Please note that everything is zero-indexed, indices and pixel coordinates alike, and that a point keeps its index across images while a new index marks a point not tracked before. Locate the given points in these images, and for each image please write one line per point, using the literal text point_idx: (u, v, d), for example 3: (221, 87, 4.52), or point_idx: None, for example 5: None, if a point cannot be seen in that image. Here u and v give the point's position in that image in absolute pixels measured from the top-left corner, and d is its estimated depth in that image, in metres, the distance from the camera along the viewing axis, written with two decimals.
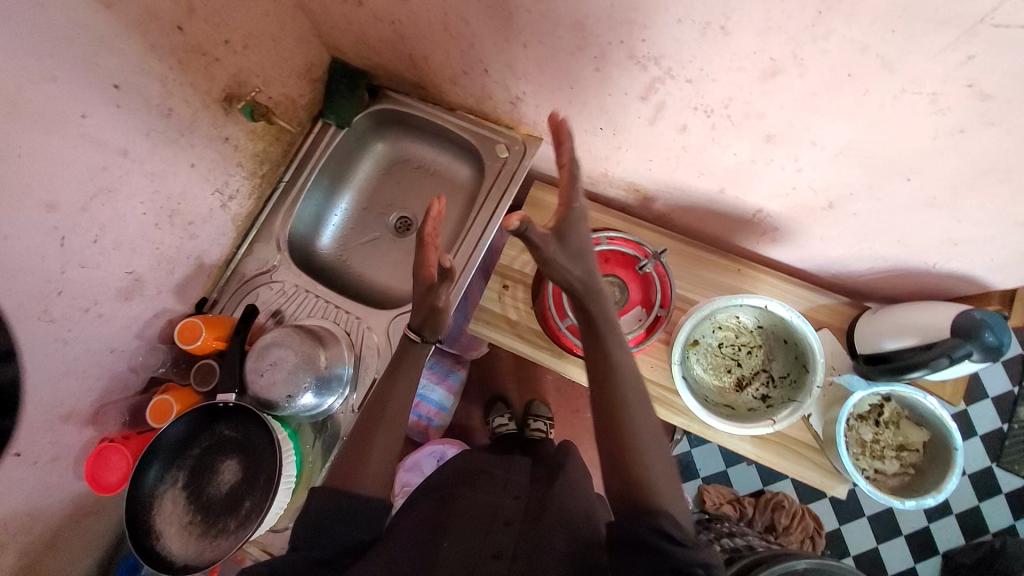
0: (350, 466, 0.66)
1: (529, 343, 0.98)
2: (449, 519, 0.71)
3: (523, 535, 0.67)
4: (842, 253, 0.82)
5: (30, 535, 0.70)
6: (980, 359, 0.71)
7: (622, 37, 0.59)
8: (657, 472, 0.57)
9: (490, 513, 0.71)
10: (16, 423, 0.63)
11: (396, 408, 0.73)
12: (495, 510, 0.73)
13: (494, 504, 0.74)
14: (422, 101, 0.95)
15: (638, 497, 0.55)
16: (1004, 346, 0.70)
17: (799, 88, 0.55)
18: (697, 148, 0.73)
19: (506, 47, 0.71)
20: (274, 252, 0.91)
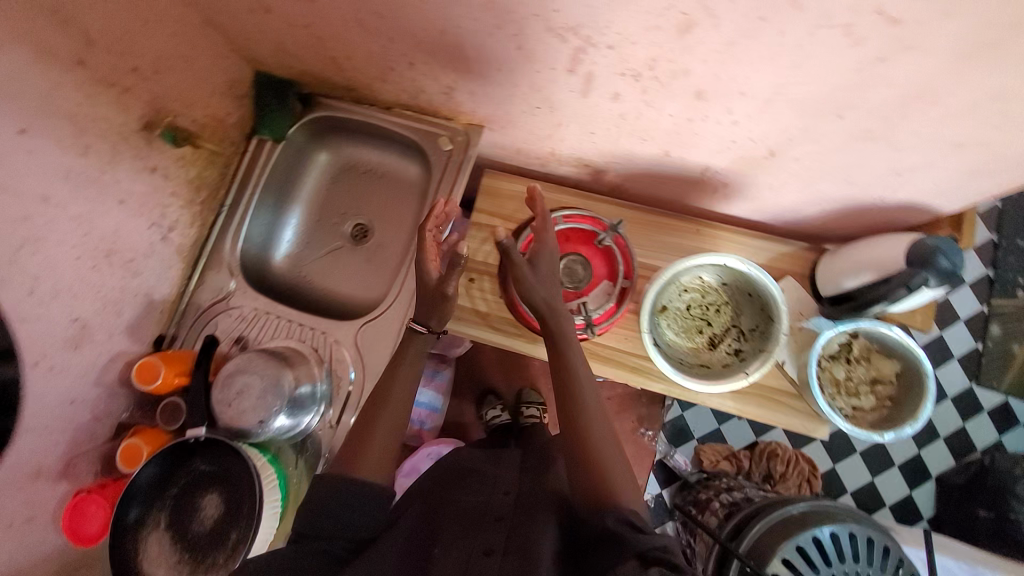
0: (350, 460, 0.71)
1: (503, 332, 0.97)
2: (443, 518, 0.70)
3: (515, 519, 0.67)
4: (793, 199, 0.82)
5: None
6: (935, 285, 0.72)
7: (535, 9, 0.58)
8: (612, 467, 0.68)
9: (480, 512, 0.70)
10: None
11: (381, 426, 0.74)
12: (485, 503, 0.73)
13: (484, 502, 0.72)
14: (356, 104, 0.93)
15: (601, 497, 0.64)
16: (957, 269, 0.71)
17: (714, 39, 0.54)
18: (634, 115, 0.72)
19: (426, 38, 0.69)
20: (227, 277, 0.88)
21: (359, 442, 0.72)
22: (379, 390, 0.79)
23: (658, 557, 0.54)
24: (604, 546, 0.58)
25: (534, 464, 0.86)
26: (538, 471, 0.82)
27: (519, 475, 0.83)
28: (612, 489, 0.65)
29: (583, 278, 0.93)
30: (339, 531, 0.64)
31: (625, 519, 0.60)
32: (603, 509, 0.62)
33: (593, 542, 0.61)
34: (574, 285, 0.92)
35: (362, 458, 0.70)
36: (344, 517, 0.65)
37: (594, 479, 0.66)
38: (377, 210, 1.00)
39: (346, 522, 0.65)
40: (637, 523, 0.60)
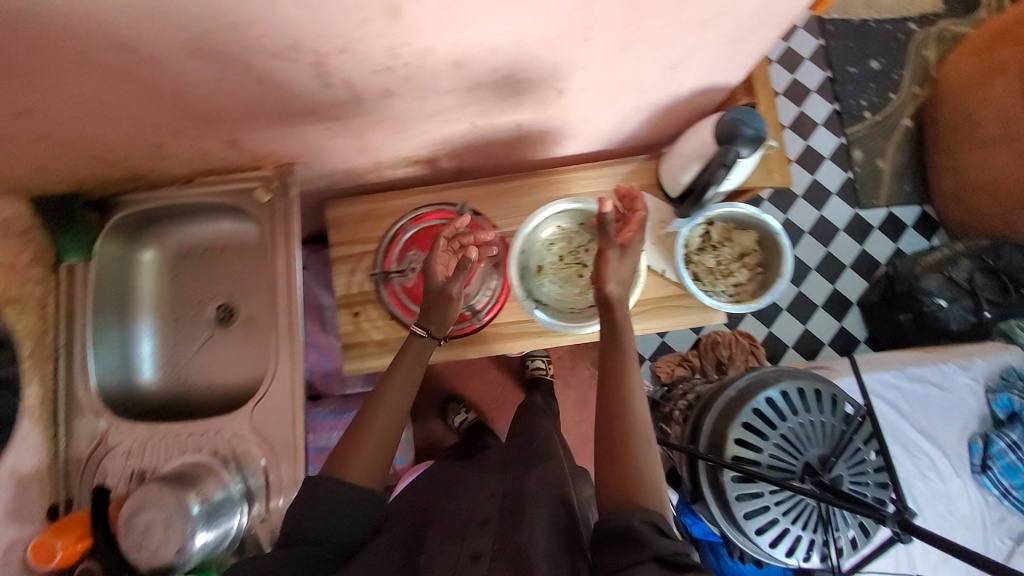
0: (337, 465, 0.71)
1: None
2: (429, 521, 0.71)
3: (505, 520, 0.68)
4: (607, 121, 0.83)
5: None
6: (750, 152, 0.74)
7: (245, 40, 0.54)
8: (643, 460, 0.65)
9: (466, 516, 0.71)
10: None
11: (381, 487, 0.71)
12: (468, 511, 0.73)
13: (472, 505, 0.73)
14: (156, 188, 0.85)
15: (628, 494, 0.61)
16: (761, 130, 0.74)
17: (426, 10, 0.52)
18: (417, 102, 0.70)
19: (171, 106, 0.64)
20: (96, 418, 0.82)
21: (343, 451, 0.71)
22: (379, 410, 0.75)
23: (678, 563, 0.54)
24: (623, 544, 0.56)
25: (524, 461, 0.85)
26: (528, 469, 0.81)
27: (505, 473, 0.82)
28: (639, 481, 0.62)
29: None
30: (324, 538, 0.66)
31: (652, 521, 0.58)
32: (625, 506, 0.60)
33: (601, 538, 0.60)
34: None
35: (349, 465, 0.70)
36: (328, 527, 0.66)
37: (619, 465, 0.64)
38: (233, 284, 0.94)
39: (332, 530, 0.66)
40: (664, 527, 0.58)
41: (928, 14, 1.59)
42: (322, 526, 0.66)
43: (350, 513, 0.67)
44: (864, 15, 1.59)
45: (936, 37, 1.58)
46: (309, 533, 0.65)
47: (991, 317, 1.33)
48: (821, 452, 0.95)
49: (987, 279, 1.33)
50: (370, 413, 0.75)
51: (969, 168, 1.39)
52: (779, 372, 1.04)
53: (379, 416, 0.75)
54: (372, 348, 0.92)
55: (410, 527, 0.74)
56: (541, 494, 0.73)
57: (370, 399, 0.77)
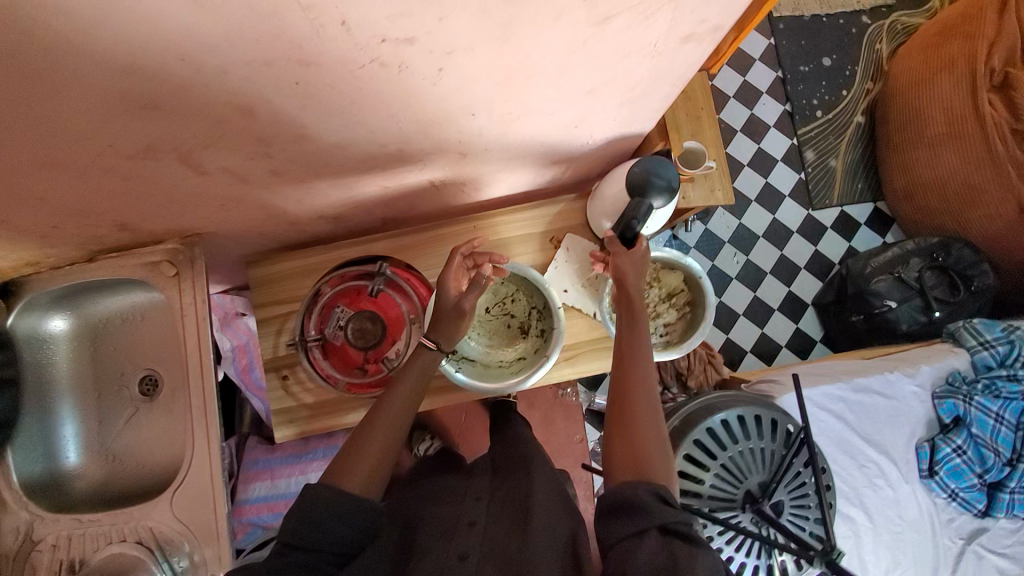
0: (341, 462, 0.67)
1: (337, 413, 0.90)
2: (416, 535, 0.72)
3: (500, 534, 0.69)
4: (523, 167, 0.80)
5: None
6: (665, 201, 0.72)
7: (88, 148, 0.50)
8: (653, 436, 0.62)
9: (454, 521, 0.73)
10: None
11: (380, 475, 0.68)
12: (456, 520, 0.73)
13: (457, 512, 0.75)
14: (58, 268, 0.81)
15: (637, 468, 0.59)
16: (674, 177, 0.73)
17: (281, 108, 0.49)
18: (309, 177, 0.67)
19: (39, 205, 0.60)
20: (19, 512, 0.80)
21: (343, 454, 0.68)
22: (386, 420, 0.71)
23: (681, 532, 0.54)
24: (629, 515, 0.55)
25: (514, 469, 0.84)
26: (517, 477, 0.81)
27: (494, 483, 0.82)
28: (653, 457, 0.60)
29: (378, 330, 0.89)
30: (325, 546, 0.61)
31: (660, 493, 0.56)
32: (637, 477, 0.58)
33: (608, 516, 0.57)
34: (371, 341, 0.89)
35: (348, 473, 0.66)
36: (333, 532, 0.61)
37: (632, 444, 0.61)
38: (154, 355, 0.90)
39: (332, 536, 0.61)
40: (667, 496, 0.56)
41: (880, 5, 1.55)
42: (324, 531, 0.61)
43: (352, 519, 0.63)
44: (815, 10, 1.55)
45: (888, 29, 1.54)
46: (310, 539, 0.61)
47: (942, 316, 1.31)
48: (761, 478, 0.96)
49: (938, 278, 1.31)
50: (372, 424, 0.71)
51: (919, 166, 1.35)
52: (736, 396, 1.05)
53: (390, 425, 0.71)
54: (303, 411, 0.90)
55: (399, 538, 0.73)
56: (533, 506, 0.72)
57: (375, 408, 0.73)
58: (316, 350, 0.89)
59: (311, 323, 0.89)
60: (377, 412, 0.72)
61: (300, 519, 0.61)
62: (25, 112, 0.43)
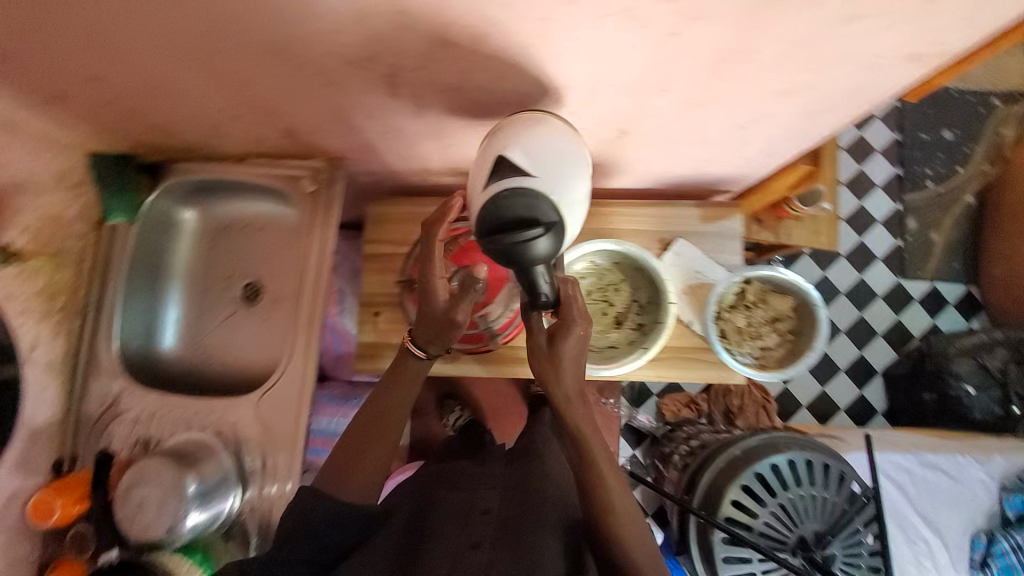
0: (344, 465, 0.72)
1: None
2: (430, 513, 0.70)
3: (509, 523, 0.69)
4: (665, 165, 0.80)
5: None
6: (556, 242, 0.57)
7: (321, 41, 0.53)
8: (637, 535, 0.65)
9: (468, 507, 0.71)
10: None
11: (371, 473, 0.72)
12: (473, 504, 0.72)
13: (472, 499, 0.73)
14: (208, 161, 0.86)
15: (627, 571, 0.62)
16: (538, 211, 0.55)
17: (510, 43, 0.51)
18: (478, 123, 0.69)
19: (236, 91, 0.64)
20: (111, 381, 0.82)
21: (342, 459, 0.72)
22: (388, 421, 0.75)
23: None
24: None
25: (523, 465, 0.82)
26: (524, 475, 0.80)
27: (508, 475, 0.80)
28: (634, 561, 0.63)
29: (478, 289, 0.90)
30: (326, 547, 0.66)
31: None
32: None
33: None
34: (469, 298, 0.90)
35: (350, 479, 0.71)
36: (329, 536, 0.66)
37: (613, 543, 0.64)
38: (263, 264, 0.93)
39: (328, 543, 0.66)
40: None
41: (1015, 91, 1.53)
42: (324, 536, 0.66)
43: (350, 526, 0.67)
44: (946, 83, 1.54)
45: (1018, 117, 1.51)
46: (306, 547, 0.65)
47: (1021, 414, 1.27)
48: (816, 527, 0.93)
49: None
50: (370, 429, 0.74)
51: None
52: (791, 439, 1.01)
53: (388, 430, 0.75)
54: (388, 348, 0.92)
55: (414, 511, 0.73)
56: (537, 508, 0.72)
57: (372, 403, 0.76)
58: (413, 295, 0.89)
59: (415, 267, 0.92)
60: (382, 410, 0.76)
61: (295, 526, 0.65)
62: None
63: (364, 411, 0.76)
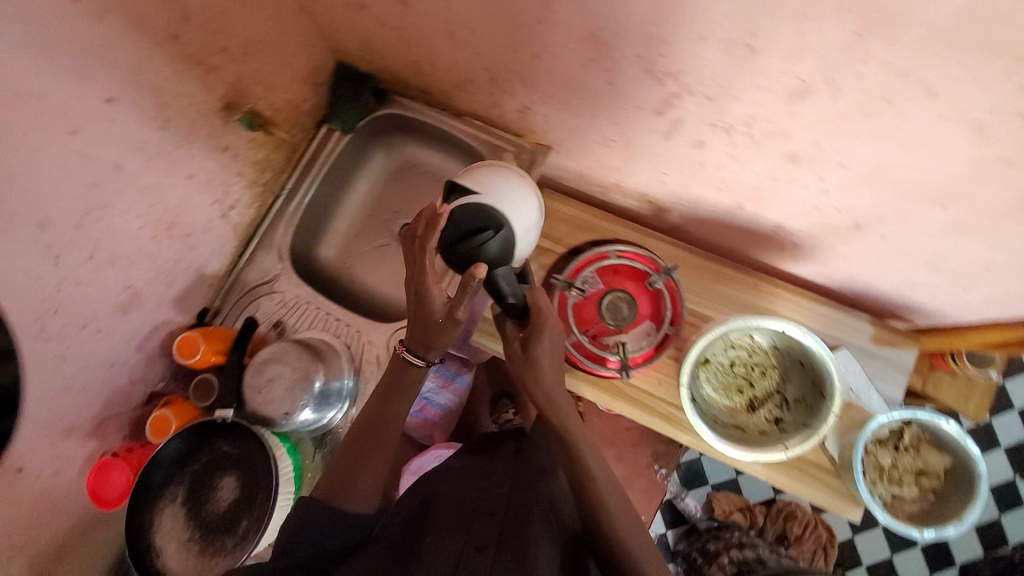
0: (341, 475, 0.70)
1: None
2: (432, 514, 0.65)
3: (513, 518, 0.64)
4: (869, 271, 0.78)
5: (17, 533, 0.73)
6: (505, 246, 0.69)
7: (643, 46, 0.55)
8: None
9: (473, 507, 0.65)
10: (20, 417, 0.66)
11: (368, 475, 0.71)
12: (477, 500, 0.67)
13: (479, 498, 0.68)
14: (426, 106, 0.93)
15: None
16: (484, 216, 0.68)
17: (828, 110, 0.51)
18: (715, 164, 0.69)
19: (516, 58, 0.68)
20: (274, 261, 0.90)
21: (342, 462, 0.71)
22: (387, 436, 0.74)
23: None
24: None
25: (535, 460, 0.78)
26: (535, 473, 0.76)
27: (516, 469, 0.76)
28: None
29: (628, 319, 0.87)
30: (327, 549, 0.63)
31: None
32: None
33: None
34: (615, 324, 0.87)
35: (354, 488, 0.69)
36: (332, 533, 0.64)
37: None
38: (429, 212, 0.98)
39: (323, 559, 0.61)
40: None
41: None
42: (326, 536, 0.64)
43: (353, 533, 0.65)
44: None
45: None
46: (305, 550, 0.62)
47: None
48: None
49: None
50: (374, 442, 0.73)
51: None
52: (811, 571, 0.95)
53: (384, 443, 0.74)
54: None
55: (412, 511, 0.69)
56: (539, 507, 0.69)
57: (370, 415, 0.75)
58: (557, 298, 0.88)
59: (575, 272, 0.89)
60: (378, 427, 0.74)
61: (299, 527, 0.64)
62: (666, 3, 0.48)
63: (360, 425, 0.75)
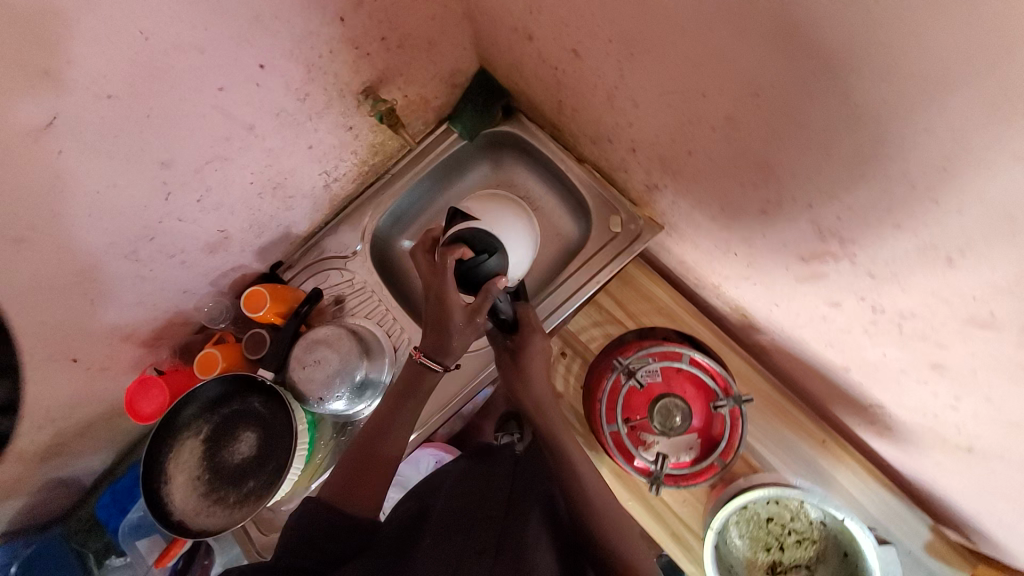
0: (348, 480, 0.66)
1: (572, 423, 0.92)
2: (430, 518, 0.60)
3: (511, 515, 0.60)
4: (962, 491, 0.69)
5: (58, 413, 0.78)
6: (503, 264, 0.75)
7: (816, 201, 0.49)
8: None
9: (473, 510, 0.61)
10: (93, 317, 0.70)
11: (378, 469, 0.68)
12: (478, 501, 0.63)
13: (479, 501, 0.63)
14: (549, 138, 0.90)
15: None
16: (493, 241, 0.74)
17: (1003, 351, 0.45)
18: (839, 324, 0.62)
19: (667, 146, 0.63)
20: (355, 240, 0.91)
21: (347, 471, 0.67)
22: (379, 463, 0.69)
23: None
24: None
25: (532, 464, 0.75)
26: (536, 475, 0.72)
27: (518, 471, 0.73)
28: None
29: (676, 429, 0.82)
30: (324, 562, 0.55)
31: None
32: None
33: None
34: (663, 430, 0.82)
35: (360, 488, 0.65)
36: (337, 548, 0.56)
37: None
38: None
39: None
40: None
41: None
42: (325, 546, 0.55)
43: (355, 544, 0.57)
44: None
45: None
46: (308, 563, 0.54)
47: None
48: None
49: None
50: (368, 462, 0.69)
51: None
52: None
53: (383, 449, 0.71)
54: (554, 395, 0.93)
55: (413, 515, 0.64)
56: (538, 501, 0.65)
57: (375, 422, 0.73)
58: (610, 380, 0.84)
59: (641, 361, 0.84)
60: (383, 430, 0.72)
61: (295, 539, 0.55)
62: (868, 183, 0.42)
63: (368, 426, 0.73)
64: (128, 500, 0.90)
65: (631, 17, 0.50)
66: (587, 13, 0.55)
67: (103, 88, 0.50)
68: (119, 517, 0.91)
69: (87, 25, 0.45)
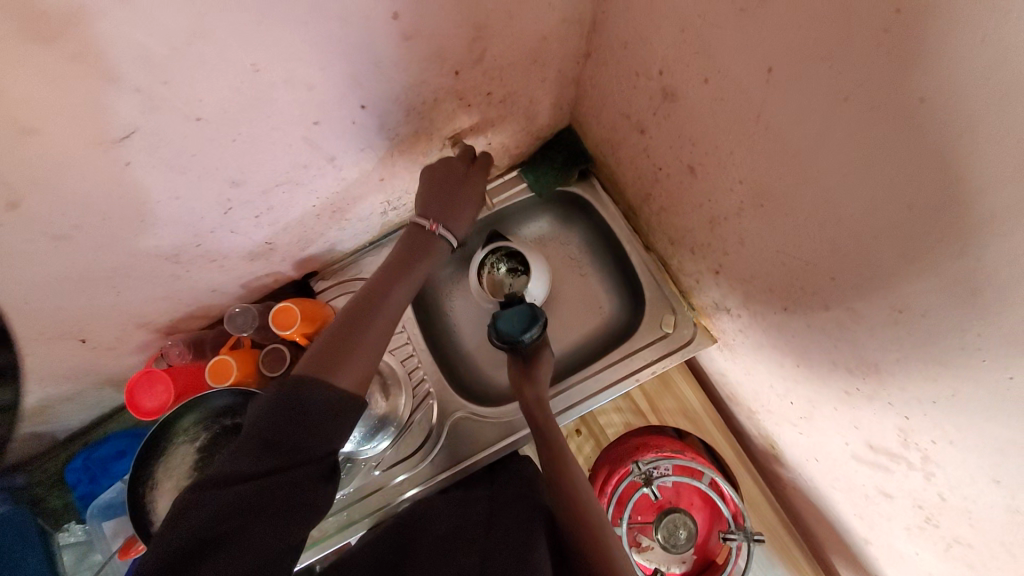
0: (330, 355, 0.56)
1: None
2: (417, 544, 0.62)
3: (495, 543, 0.59)
4: None
5: (51, 389, 0.73)
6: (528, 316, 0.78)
7: (911, 415, 0.47)
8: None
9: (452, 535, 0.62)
10: (116, 306, 0.66)
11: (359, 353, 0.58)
12: (457, 526, 0.65)
13: (458, 525, 0.64)
14: (620, 215, 0.87)
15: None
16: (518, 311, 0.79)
17: None
18: (879, 508, 0.60)
19: (759, 289, 0.60)
20: None
21: (331, 346, 0.57)
22: (366, 352, 0.59)
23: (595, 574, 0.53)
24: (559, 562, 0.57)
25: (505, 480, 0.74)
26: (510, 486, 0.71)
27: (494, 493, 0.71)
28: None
29: (679, 547, 0.79)
30: (313, 445, 0.49)
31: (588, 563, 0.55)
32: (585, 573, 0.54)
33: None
34: (664, 544, 0.79)
35: (343, 368, 0.56)
36: (327, 431, 0.51)
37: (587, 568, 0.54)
38: (557, 305, 0.91)
39: (280, 525, 0.46)
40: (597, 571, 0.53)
41: None
42: (312, 430, 0.49)
43: (338, 426, 0.52)
44: None
45: None
46: (292, 438, 0.48)
47: None
48: None
49: None
50: (348, 347, 0.58)
51: None
52: None
53: (359, 347, 0.59)
54: None
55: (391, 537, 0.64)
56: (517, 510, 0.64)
57: (356, 306, 0.63)
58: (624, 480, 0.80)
59: (658, 469, 0.79)
60: (362, 321, 0.61)
61: (270, 413, 0.49)
62: (980, 433, 0.41)
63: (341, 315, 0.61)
64: (101, 471, 0.84)
65: (776, 174, 0.47)
66: (723, 147, 0.52)
67: (195, 110, 0.45)
68: (87, 484, 0.83)
69: (200, 51, 0.40)
